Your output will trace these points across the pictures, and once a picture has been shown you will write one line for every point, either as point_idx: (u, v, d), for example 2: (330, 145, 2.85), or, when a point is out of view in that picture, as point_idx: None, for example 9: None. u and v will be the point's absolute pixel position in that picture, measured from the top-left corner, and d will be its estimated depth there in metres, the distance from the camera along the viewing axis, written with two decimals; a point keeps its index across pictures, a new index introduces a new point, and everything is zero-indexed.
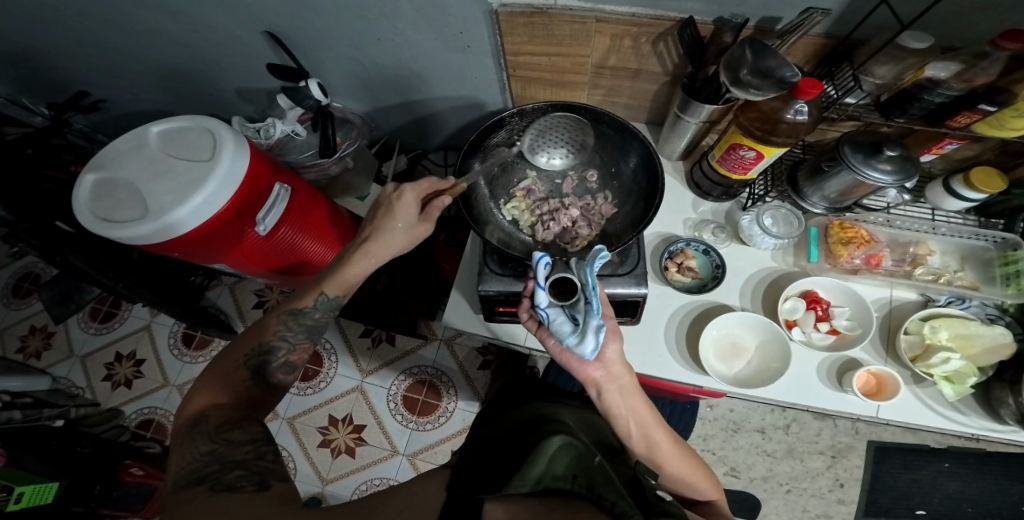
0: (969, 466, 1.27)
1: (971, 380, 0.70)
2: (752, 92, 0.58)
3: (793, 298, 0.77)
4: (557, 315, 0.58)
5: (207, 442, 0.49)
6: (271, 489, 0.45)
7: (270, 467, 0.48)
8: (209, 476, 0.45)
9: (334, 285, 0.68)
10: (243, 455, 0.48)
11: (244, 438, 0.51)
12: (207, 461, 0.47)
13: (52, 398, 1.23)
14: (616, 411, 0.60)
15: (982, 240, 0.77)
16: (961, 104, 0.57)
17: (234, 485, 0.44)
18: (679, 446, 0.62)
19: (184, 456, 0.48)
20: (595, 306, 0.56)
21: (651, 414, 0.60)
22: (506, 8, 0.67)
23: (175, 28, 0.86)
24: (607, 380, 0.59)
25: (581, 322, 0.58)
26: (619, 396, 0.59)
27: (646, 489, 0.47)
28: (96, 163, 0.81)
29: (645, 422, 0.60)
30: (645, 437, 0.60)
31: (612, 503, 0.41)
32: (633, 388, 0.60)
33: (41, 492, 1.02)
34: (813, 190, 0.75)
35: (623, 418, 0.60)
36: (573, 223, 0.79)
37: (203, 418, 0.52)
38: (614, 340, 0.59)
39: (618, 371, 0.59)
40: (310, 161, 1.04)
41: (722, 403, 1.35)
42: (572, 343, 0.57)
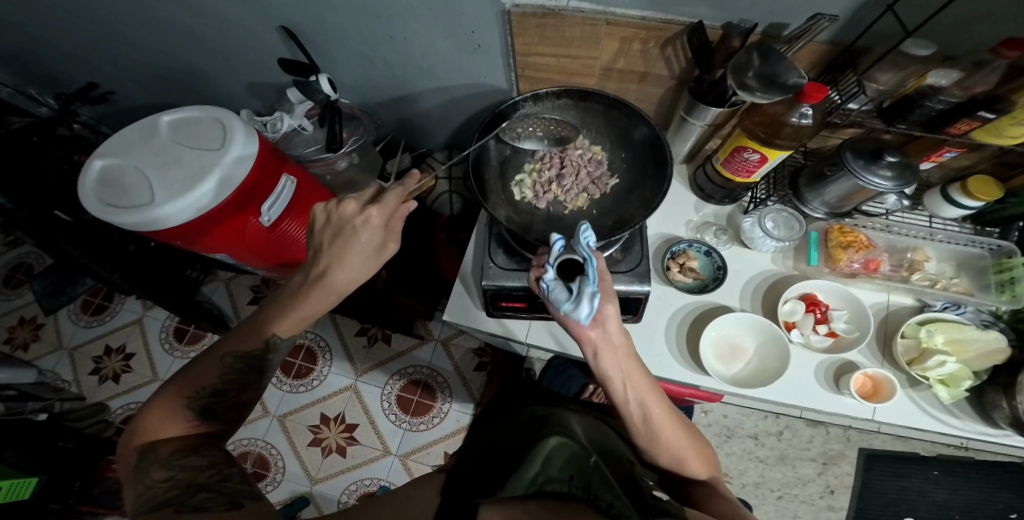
0: (957, 473, 1.29)
1: (966, 383, 0.71)
2: (759, 96, 0.59)
3: (792, 302, 0.78)
4: (556, 287, 0.60)
5: (159, 471, 0.48)
6: (243, 508, 0.44)
7: (238, 487, 0.47)
8: (173, 501, 0.45)
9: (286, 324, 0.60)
10: (204, 478, 0.47)
11: (201, 464, 0.49)
12: (166, 487, 0.46)
13: (38, 391, 1.20)
14: (611, 373, 0.58)
15: (978, 247, 0.80)
16: (959, 112, 0.59)
17: (201, 507, 0.44)
18: (674, 417, 0.60)
19: (152, 479, 0.47)
20: (591, 275, 0.57)
21: (646, 381, 0.59)
22: (517, 9, 0.68)
23: (184, 20, 0.86)
24: (603, 340, 0.58)
25: (576, 290, 0.58)
26: (614, 358, 0.58)
27: (644, 490, 0.48)
28: (103, 150, 0.81)
29: (641, 388, 0.58)
30: (639, 401, 0.58)
31: (610, 504, 0.40)
32: (628, 352, 0.59)
33: (19, 487, 1.01)
34: (813, 196, 0.78)
35: (617, 381, 0.58)
36: (579, 196, 0.81)
37: (155, 448, 0.50)
38: (609, 301, 0.58)
39: (613, 332, 0.58)
40: (316, 155, 1.05)
41: (716, 409, 1.35)
42: (567, 311, 0.57)
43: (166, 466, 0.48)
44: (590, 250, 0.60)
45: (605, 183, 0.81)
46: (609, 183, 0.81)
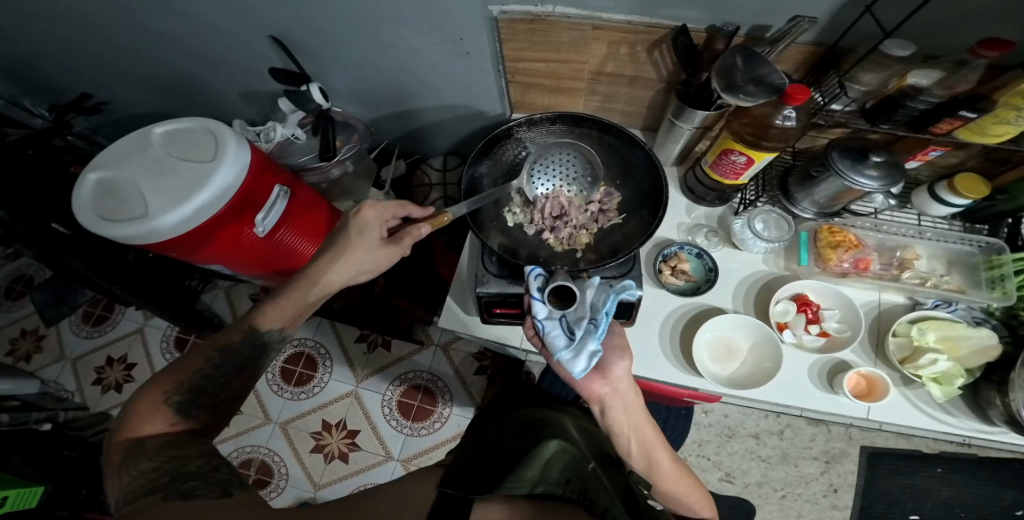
0: (961, 470, 1.28)
1: (958, 381, 0.71)
2: (745, 98, 0.59)
3: (784, 301, 0.78)
4: (552, 327, 0.63)
5: (149, 461, 0.48)
6: (234, 496, 0.44)
7: (227, 477, 0.47)
8: (163, 487, 0.45)
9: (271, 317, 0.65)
10: (194, 467, 0.48)
11: (191, 454, 0.50)
12: (155, 475, 0.46)
13: (40, 402, 1.23)
14: (620, 429, 0.61)
15: (969, 244, 0.80)
16: (943, 112, 0.59)
17: (192, 493, 0.44)
18: (678, 465, 0.63)
19: (138, 469, 0.47)
20: (598, 329, 0.60)
21: (654, 434, 0.61)
22: (506, 14, 0.69)
23: (178, 31, 0.88)
24: (613, 398, 0.60)
25: (576, 339, 0.61)
26: (625, 414, 0.60)
27: (637, 497, 0.49)
28: (98, 162, 0.82)
29: (648, 443, 0.61)
30: (645, 454, 0.61)
31: (604, 507, 0.42)
32: (637, 407, 0.61)
33: (24, 496, 1.00)
34: (803, 195, 0.78)
35: (625, 436, 0.61)
36: (579, 230, 0.78)
37: (142, 443, 0.50)
38: (621, 359, 0.62)
39: (624, 389, 0.61)
40: (310, 164, 1.06)
41: (716, 409, 1.35)
42: (562, 356, 0.60)
43: (153, 457, 0.48)
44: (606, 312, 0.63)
45: (606, 217, 0.79)
46: (608, 220, 0.79)
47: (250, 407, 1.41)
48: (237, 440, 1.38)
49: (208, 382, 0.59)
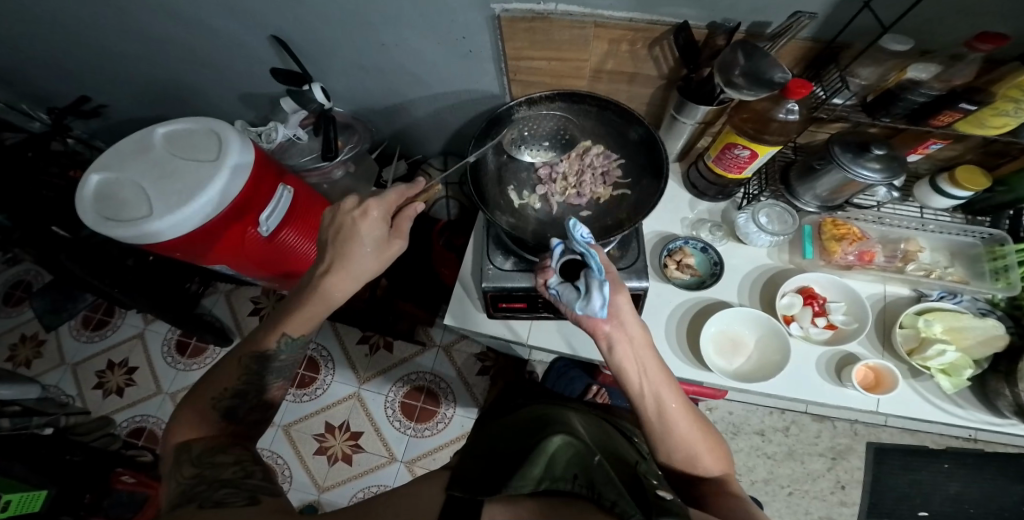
0: (967, 465, 1.28)
1: (967, 372, 0.71)
2: (746, 92, 0.60)
3: (789, 295, 0.78)
4: (565, 290, 0.61)
5: (191, 468, 0.48)
6: (261, 503, 0.44)
7: (259, 485, 0.47)
8: (196, 495, 0.45)
9: (295, 324, 0.63)
10: (229, 474, 0.48)
11: (228, 460, 0.50)
12: (195, 481, 0.47)
13: (41, 406, 1.16)
14: (628, 366, 0.57)
15: (971, 236, 0.80)
16: (942, 104, 0.60)
17: (223, 502, 0.43)
18: (692, 412, 0.58)
19: (182, 476, 0.48)
20: (595, 264, 0.56)
21: (664, 374, 0.57)
22: (506, 13, 0.69)
23: (176, 33, 0.87)
24: (618, 331, 0.57)
25: (584, 287, 0.58)
26: (631, 349, 0.57)
27: (647, 488, 0.48)
28: (99, 164, 0.81)
29: (656, 381, 0.56)
30: (656, 396, 0.56)
31: (613, 502, 0.41)
32: (644, 343, 0.58)
33: (28, 500, 0.98)
34: (805, 190, 0.78)
35: (634, 373, 0.57)
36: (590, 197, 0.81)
37: (188, 448, 0.51)
38: (620, 292, 0.58)
39: (629, 322, 0.57)
40: (312, 164, 1.04)
41: (721, 406, 1.35)
42: (581, 309, 0.57)
43: (196, 463, 0.49)
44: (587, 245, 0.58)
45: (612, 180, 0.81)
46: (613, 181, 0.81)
47: None
48: None
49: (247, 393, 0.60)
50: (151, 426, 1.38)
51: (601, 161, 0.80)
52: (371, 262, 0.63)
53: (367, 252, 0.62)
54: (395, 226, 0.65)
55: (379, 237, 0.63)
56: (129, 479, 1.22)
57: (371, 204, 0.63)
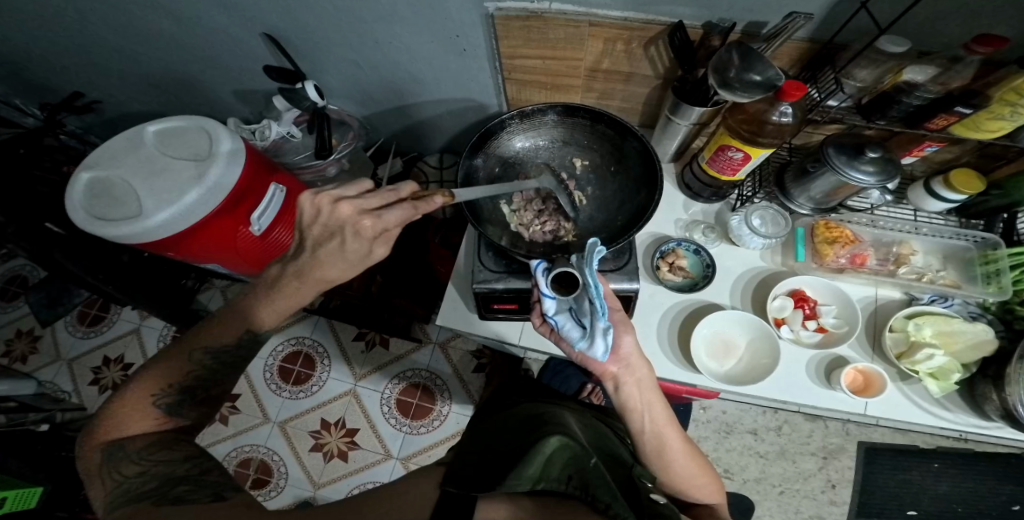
0: (957, 465, 1.29)
1: (955, 376, 0.72)
2: (741, 95, 0.59)
3: (781, 297, 0.78)
4: (565, 321, 0.60)
5: (134, 467, 0.49)
6: (227, 500, 0.47)
7: (218, 480, 0.49)
8: (150, 494, 0.46)
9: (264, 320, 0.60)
10: (183, 471, 0.50)
11: (179, 457, 0.52)
12: (142, 480, 0.48)
13: (36, 402, 1.18)
14: (633, 406, 0.58)
15: (964, 239, 0.80)
16: (938, 107, 0.59)
17: (183, 499, 0.46)
18: (690, 447, 0.61)
19: (124, 473, 0.49)
20: (600, 307, 0.56)
21: (666, 413, 0.59)
22: (501, 12, 0.68)
23: (170, 29, 0.86)
24: (626, 374, 0.58)
25: (588, 325, 0.58)
26: (637, 390, 0.58)
27: (641, 491, 0.48)
28: (91, 162, 0.81)
29: (659, 421, 0.58)
30: (657, 434, 0.58)
31: (607, 505, 0.42)
32: (649, 383, 0.59)
33: (24, 496, 0.98)
34: (799, 192, 0.78)
35: (638, 413, 0.58)
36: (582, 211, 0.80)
37: (125, 444, 0.52)
38: (626, 332, 0.59)
39: (637, 365, 0.59)
40: (306, 162, 1.06)
41: (715, 406, 1.36)
42: (583, 348, 0.57)
43: (138, 460, 0.50)
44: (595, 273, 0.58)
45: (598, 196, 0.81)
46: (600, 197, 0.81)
47: (250, 407, 1.41)
48: (235, 440, 1.38)
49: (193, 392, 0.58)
50: None
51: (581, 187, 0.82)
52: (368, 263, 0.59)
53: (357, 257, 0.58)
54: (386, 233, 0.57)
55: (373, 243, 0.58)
56: None
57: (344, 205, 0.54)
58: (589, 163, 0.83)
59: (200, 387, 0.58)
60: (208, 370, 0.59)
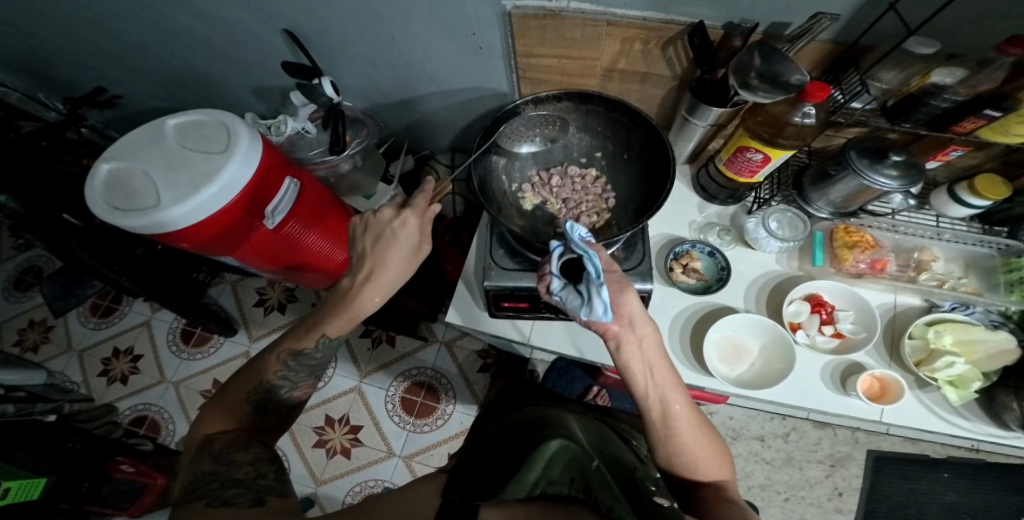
0: (968, 476, 1.27)
1: (974, 384, 0.70)
2: (761, 95, 0.59)
3: (796, 302, 0.77)
4: (568, 295, 0.60)
5: (208, 463, 0.50)
6: (266, 505, 0.46)
7: (269, 485, 0.49)
8: (207, 493, 0.47)
9: (335, 326, 0.65)
10: (242, 474, 0.50)
11: (244, 460, 0.52)
12: (209, 478, 0.49)
13: (46, 393, 1.18)
14: (634, 366, 0.57)
15: (986, 246, 0.79)
16: (966, 110, 0.58)
17: (231, 501, 0.46)
18: (696, 417, 0.57)
19: (199, 469, 0.50)
20: (592, 269, 0.56)
21: (671, 377, 0.57)
22: (518, 9, 0.68)
23: (190, 24, 0.87)
24: (628, 333, 0.57)
25: (585, 292, 0.57)
26: (638, 349, 0.57)
27: (643, 495, 0.47)
28: (111, 153, 0.82)
29: (663, 383, 0.56)
30: (659, 397, 0.56)
31: (608, 506, 0.40)
32: (653, 344, 0.58)
33: (26, 488, 0.98)
34: (818, 195, 0.77)
35: (639, 373, 0.57)
36: (590, 205, 0.80)
37: (211, 441, 0.54)
38: (624, 292, 0.57)
39: (640, 324, 0.57)
40: (319, 158, 1.04)
41: (722, 411, 1.34)
42: (586, 316, 0.56)
43: (215, 459, 0.51)
44: (584, 244, 0.58)
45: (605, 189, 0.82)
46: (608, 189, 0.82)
47: None
48: None
49: (261, 408, 0.61)
50: (153, 415, 1.38)
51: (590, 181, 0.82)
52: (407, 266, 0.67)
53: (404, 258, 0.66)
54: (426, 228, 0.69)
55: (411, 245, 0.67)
56: (127, 468, 1.20)
57: (410, 212, 0.67)
58: (602, 152, 0.84)
59: (280, 388, 0.63)
60: (287, 372, 0.64)
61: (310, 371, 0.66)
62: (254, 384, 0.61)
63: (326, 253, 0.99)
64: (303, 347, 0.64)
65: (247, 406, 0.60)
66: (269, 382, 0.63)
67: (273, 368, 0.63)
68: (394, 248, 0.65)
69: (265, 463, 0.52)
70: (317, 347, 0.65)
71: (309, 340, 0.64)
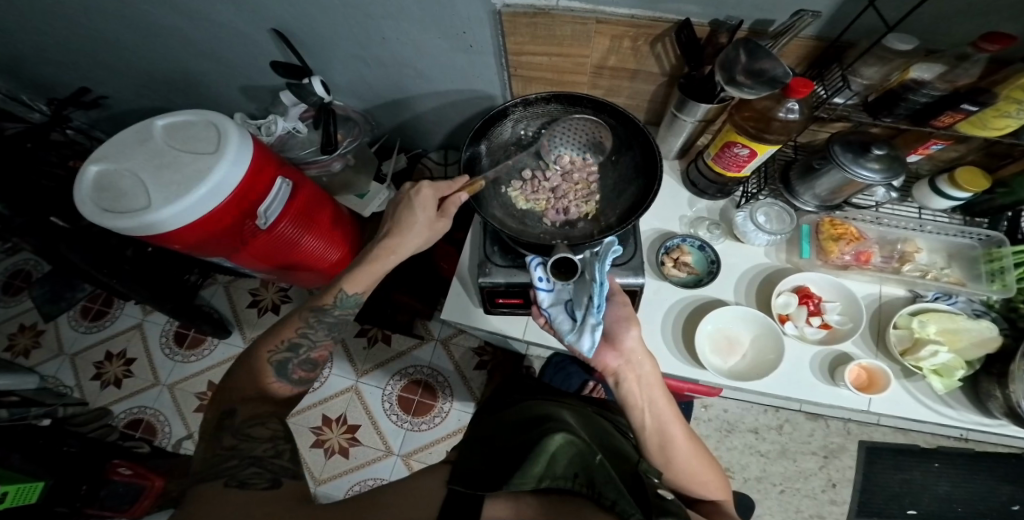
0: (958, 465, 1.30)
1: (959, 373, 0.72)
2: (747, 91, 0.60)
3: (785, 294, 0.79)
4: (557, 314, 0.63)
5: (228, 439, 0.52)
6: (281, 487, 0.48)
7: (284, 466, 0.51)
8: (226, 471, 0.48)
9: (353, 284, 0.69)
10: (260, 451, 0.52)
11: (264, 436, 0.54)
12: (227, 455, 0.50)
13: (40, 397, 1.18)
14: (635, 402, 0.59)
15: (968, 237, 0.81)
16: (945, 105, 0.60)
17: (248, 482, 0.47)
18: (693, 443, 0.61)
19: (219, 444, 0.51)
20: (596, 304, 0.60)
21: (668, 407, 0.59)
22: (508, 9, 0.68)
23: (177, 24, 0.86)
24: (628, 370, 0.59)
25: (578, 320, 0.61)
26: (639, 386, 0.59)
27: (646, 488, 0.48)
28: (98, 156, 0.81)
29: (662, 417, 0.59)
30: (659, 430, 0.58)
31: (613, 502, 0.42)
32: (653, 378, 0.60)
33: (24, 492, 0.99)
34: (804, 189, 0.78)
35: (640, 409, 0.59)
36: (580, 208, 0.79)
37: (233, 413, 0.55)
38: (631, 327, 0.61)
39: (639, 361, 0.60)
40: (310, 158, 1.03)
41: (716, 404, 1.36)
42: (570, 340, 0.60)
43: (234, 433, 0.53)
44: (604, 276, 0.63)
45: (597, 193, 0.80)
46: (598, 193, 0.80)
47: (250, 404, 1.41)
48: None
49: (287, 371, 0.61)
50: (149, 418, 1.38)
51: (583, 188, 0.81)
52: (422, 240, 0.71)
53: (419, 233, 0.70)
54: (445, 206, 0.71)
55: (428, 221, 0.70)
56: (125, 471, 1.18)
57: (427, 186, 0.70)
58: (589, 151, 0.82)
59: (304, 345, 0.64)
60: (308, 329, 0.65)
61: (329, 328, 0.67)
62: (281, 338, 0.63)
63: (320, 252, 1.00)
64: (324, 303, 0.66)
65: (271, 367, 0.60)
66: (296, 336, 0.64)
67: (298, 324, 0.64)
68: (413, 223, 0.69)
69: (282, 441, 0.54)
70: (336, 304, 0.67)
71: (277, 338, 0.63)
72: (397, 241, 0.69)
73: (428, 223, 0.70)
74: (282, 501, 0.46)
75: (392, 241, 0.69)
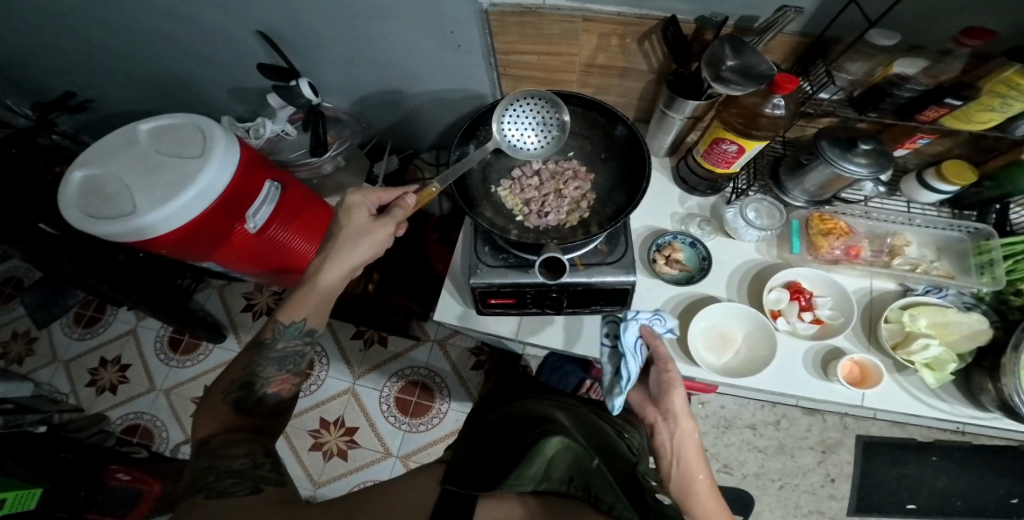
0: (955, 459, 1.30)
1: (950, 367, 0.72)
2: (734, 88, 0.60)
3: (777, 289, 0.79)
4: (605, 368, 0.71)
5: (205, 460, 0.51)
6: (263, 492, 0.47)
7: (264, 474, 0.50)
8: (204, 486, 0.47)
9: (288, 310, 0.66)
10: (239, 464, 0.50)
11: (241, 452, 0.52)
12: (203, 473, 0.49)
13: (34, 404, 1.19)
14: (666, 448, 0.69)
15: (957, 230, 0.81)
16: (929, 99, 0.60)
17: (227, 491, 0.46)
18: (717, 495, 0.67)
19: (196, 466, 0.50)
20: (624, 374, 0.66)
21: (697, 459, 0.68)
22: (496, 8, 0.68)
23: (162, 27, 0.86)
24: (665, 425, 0.69)
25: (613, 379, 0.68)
26: (672, 436, 0.69)
27: (644, 493, 0.47)
28: (83, 160, 0.81)
29: (690, 464, 0.67)
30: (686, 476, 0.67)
31: (611, 507, 0.41)
32: (688, 433, 0.69)
33: (23, 498, 0.97)
34: (794, 185, 0.79)
35: (671, 457, 0.69)
36: (568, 208, 0.79)
37: (210, 440, 0.54)
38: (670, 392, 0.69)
39: (678, 418, 0.69)
40: (301, 160, 1.04)
41: (713, 400, 1.36)
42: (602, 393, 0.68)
43: (210, 455, 0.51)
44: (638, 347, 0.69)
45: (586, 192, 0.80)
46: (588, 192, 0.80)
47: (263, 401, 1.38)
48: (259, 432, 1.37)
49: (246, 402, 0.60)
50: (146, 423, 1.37)
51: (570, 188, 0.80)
52: (365, 248, 0.67)
53: (355, 238, 0.67)
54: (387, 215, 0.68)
55: (364, 225, 0.67)
56: (124, 476, 1.18)
57: (354, 196, 0.69)
58: (578, 153, 0.82)
59: (256, 383, 0.63)
60: (258, 366, 0.64)
61: (278, 363, 0.65)
62: (231, 381, 0.62)
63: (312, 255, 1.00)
64: (264, 337, 0.65)
65: (228, 405, 0.59)
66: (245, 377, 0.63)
67: (243, 365, 0.64)
68: (343, 234, 0.67)
69: (261, 454, 0.53)
70: (276, 336, 0.65)
71: (268, 330, 0.66)
72: (331, 254, 0.66)
73: (365, 227, 0.67)
74: (264, 505, 0.45)
75: (322, 255, 0.66)
